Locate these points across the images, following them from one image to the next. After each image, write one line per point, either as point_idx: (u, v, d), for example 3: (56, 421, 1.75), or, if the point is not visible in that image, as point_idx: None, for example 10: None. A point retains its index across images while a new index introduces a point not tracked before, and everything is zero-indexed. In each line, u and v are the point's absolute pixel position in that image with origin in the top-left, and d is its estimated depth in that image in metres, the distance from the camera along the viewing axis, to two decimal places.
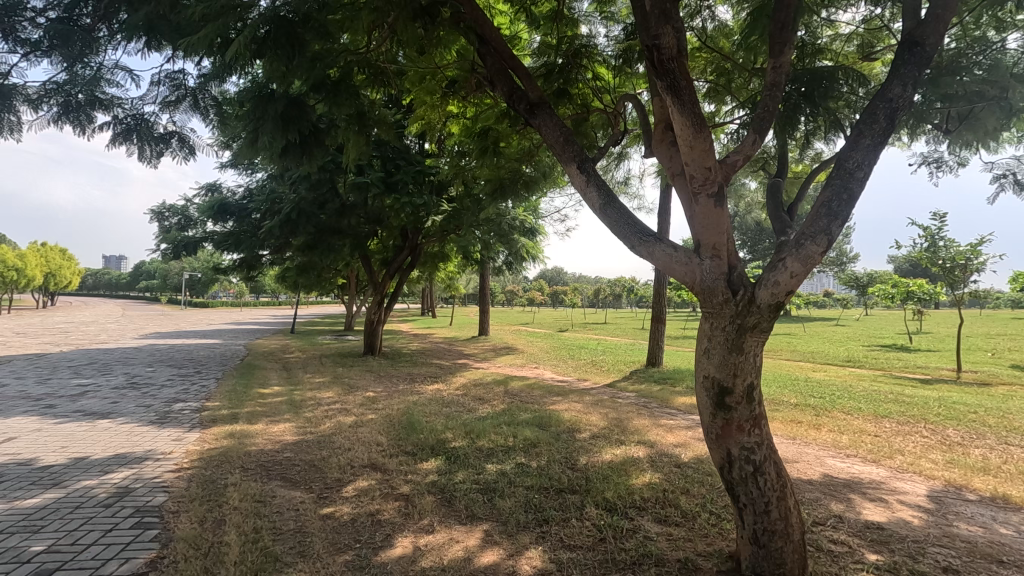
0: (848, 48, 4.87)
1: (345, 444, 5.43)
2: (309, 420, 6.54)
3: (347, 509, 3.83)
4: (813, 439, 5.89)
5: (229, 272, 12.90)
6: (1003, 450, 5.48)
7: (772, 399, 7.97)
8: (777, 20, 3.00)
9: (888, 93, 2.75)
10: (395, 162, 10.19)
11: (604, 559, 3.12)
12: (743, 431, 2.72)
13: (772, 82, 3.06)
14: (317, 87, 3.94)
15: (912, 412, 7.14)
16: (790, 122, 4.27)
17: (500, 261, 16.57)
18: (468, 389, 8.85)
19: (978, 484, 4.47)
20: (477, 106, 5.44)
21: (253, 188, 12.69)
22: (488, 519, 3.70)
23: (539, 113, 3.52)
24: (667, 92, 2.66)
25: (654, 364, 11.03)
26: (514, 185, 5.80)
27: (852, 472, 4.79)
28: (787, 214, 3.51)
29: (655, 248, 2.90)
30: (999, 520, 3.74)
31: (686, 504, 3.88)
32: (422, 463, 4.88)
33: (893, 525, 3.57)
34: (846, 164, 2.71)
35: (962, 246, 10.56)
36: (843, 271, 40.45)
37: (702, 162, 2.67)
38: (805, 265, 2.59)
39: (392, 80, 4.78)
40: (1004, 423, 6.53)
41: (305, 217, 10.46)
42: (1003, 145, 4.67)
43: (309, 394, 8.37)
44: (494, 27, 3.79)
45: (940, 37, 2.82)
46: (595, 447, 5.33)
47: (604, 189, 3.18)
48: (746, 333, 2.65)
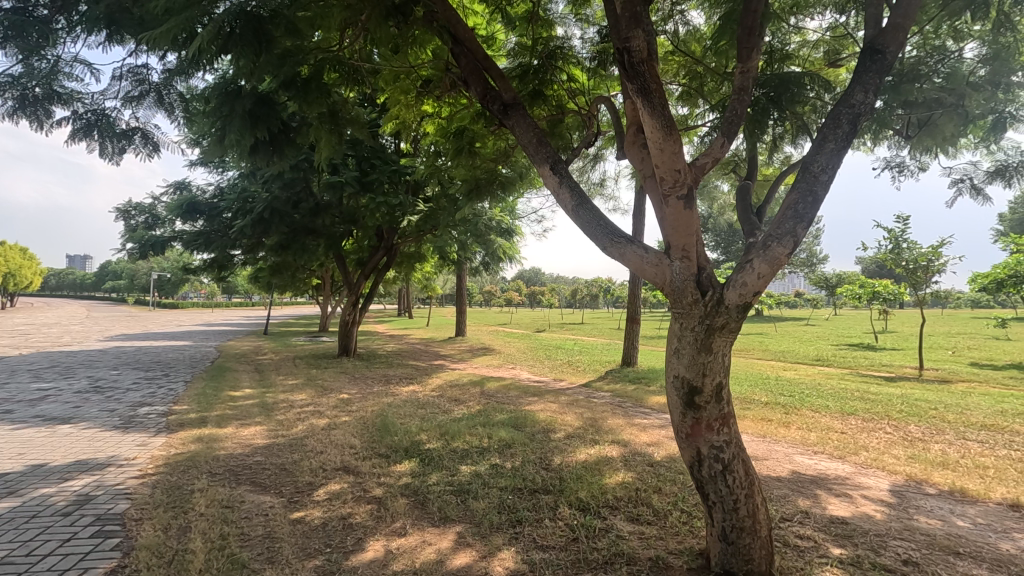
0: (815, 54, 5.00)
1: (317, 447, 5.35)
2: (281, 423, 6.43)
3: (318, 514, 3.77)
4: (782, 437, 6.02)
5: (199, 272, 12.61)
6: (961, 445, 5.69)
7: (744, 398, 8.08)
8: (744, 25, 3.03)
9: (851, 99, 2.82)
10: (371, 162, 10.08)
11: (576, 559, 3.13)
12: (713, 429, 2.76)
13: (740, 87, 3.10)
14: (286, 85, 3.86)
15: (876, 409, 7.34)
16: (758, 125, 4.35)
17: (477, 261, 16.54)
18: (444, 390, 8.83)
19: (937, 479, 4.61)
20: (453, 105, 5.44)
21: (223, 187, 12.41)
22: (461, 520, 3.69)
23: (512, 114, 3.53)
24: (637, 95, 2.67)
25: (628, 364, 11.14)
26: (490, 185, 5.75)
27: (819, 469, 4.91)
28: (756, 217, 3.57)
29: (626, 248, 2.94)
30: (956, 513, 3.88)
31: (657, 503, 3.92)
32: (396, 465, 4.84)
33: (856, 520, 3.66)
34: (812, 168, 2.77)
35: (924, 248, 10.91)
36: (813, 271, 41.44)
37: (672, 164, 2.69)
38: (772, 266, 2.64)
39: (365, 79, 4.75)
40: (962, 419, 6.76)
41: (278, 217, 10.31)
42: (962, 151, 4.83)
43: (282, 396, 8.23)
44: (467, 27, 3.74)
45: (900, 45, 2.89)
46: (569, 448, 5.35)
47: (576, 190, 3.20)
48: (715, 333, 2.69)
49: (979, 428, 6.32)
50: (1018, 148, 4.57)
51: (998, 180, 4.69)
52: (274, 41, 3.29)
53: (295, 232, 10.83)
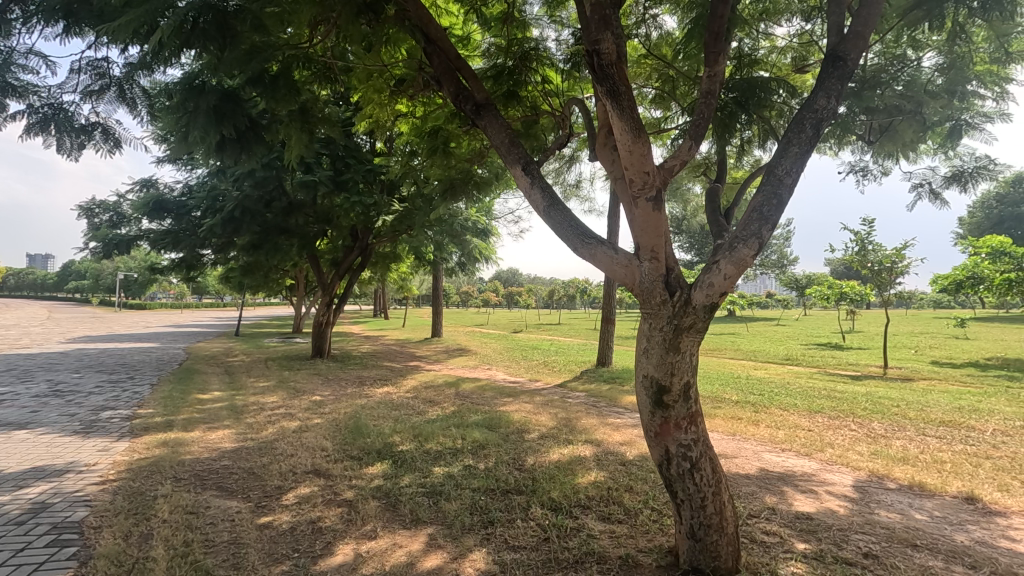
0: (783, 59, 5.13)
1: (287, 450, 5.26)
2: (250, 426, 6.30)
3: (286, 518, 3.71)
4: (751, 435, 6.13)
5: (167, 272, 12.29)
6: (921, 441, 5.88)
7: (715, 397, 8.22)
8: (711, 30, 3.07)
9: (814, 104, 2.89)
10: (346, 161, 9.96)
11: (546, 559, 3.14)
12: (681, 428, 2.79)
13: (707, 90, 3.16)
14: (253, 81, 3.78)
15: (842, 406, 7.54)
16: (727, 129, 4.40)
17: (454, 261, 16.48)
18: (419, 391, 8.79)
19: (898, 474, 4.76)
20: (428, 105, 5.40)
21: (192, 184, 12.08)
22: (433, 522, 3.67)
23: (484, 114, 3.53)
24: (606, 97, 2.69)
25: (604, 364, 11.24)
26: (464, 185, 5.70)
27: (786, 466, 5.01)
28: (725, 219, 3.63)
29: (597, 250, 2.97)
30: (914, 507, 4.01)
31: (628, 502, 3.96)
32: (367, 468, 4.79)
33: (820, 515, 3.76)
34: (776, 171, 2.83)
35: (888, 251, 11.26)
36: (784, 271, 42.40)
37: (641, 166, 2.71)
38: (738, 267, 2.69)
39: (338, 76, 4.68)
40: (922, 415, 6.98)
41: (250, 216, 10.10)
42: (922, 156, 4.99)
43: (251, 399, 8.07)
44: (439, 25, 3.72)
45: (861, 52, 2.97)
46: (543, 448, 5.37)
47: (548, 190, 3.22)
48: (682, 333, 2.73)
49: (939, 424, 6.55)
50: (973, 155, 4.73)
51: (955, 185, 4.86)
52: (240, 36, 3.23)
53: (267, 231, 10.65)
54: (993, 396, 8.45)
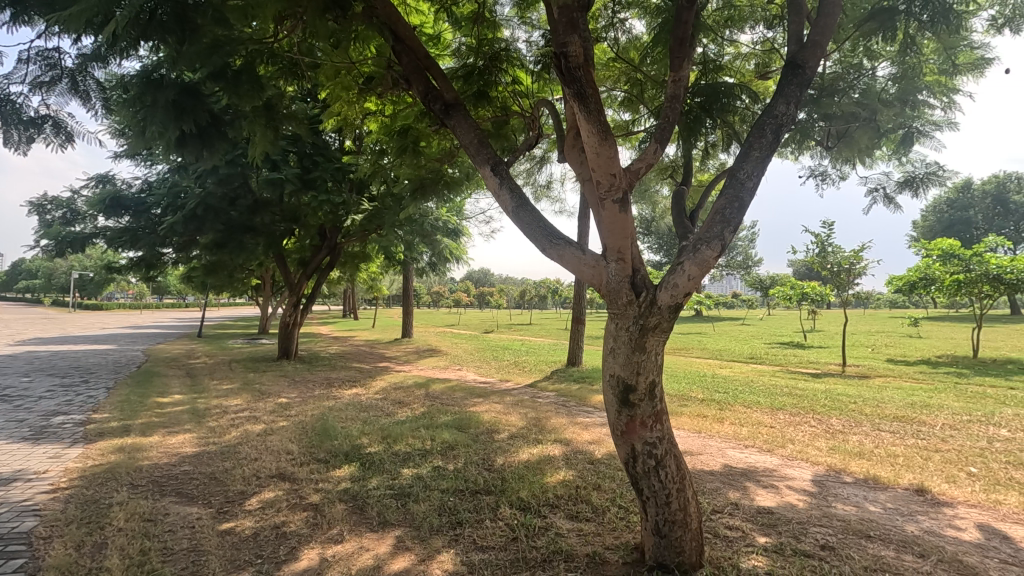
0: (747, 65, 5.26)
1: (251, 454, 5.13)
2: (212, 430, 6.13)
3: (249, 524, 3.62)
4: (716, 432, 6.27)
5: (125, 271, 11.86)
6: (876, 436, 6.11)
7: (681, 396, 8.38)
8: (676, 35, 3.13)
9: (774, 110, 2.97)
10: (314, 158, 9.79)
11: (514, 559, 3.15)
12: (647, 426, 2.84)
13: (672, 95, 3.22)
14: (215, 76, 3.67)
15: (802, 404, 7.78)
16: (692, 132, 4.50)
17: (424, 261, 16.37)
18: (388, 392, 8.69)
19: (854, 468, 4.94)
20: (397, 104, 5.37)
21: (152, 180, 11.68)
22: (400, 524, 3.63)
23: (454, 114, 3.53)
24: (574, 99, 2.72)
25: (574, 364, 11.33)
26: (435, 185, 5.69)
27: (749, 462, 5.14)
28: (690, 221, 3.70)
29: (565, 251, 2.99)
30: (869, 499, 4.16)
31: (596, 500, 4.00)
32: (334, 470, 4.72)
33: (781, 509, 3.87)
34: (738, 174, 2.90)
35: (846, 252, 11.65)
36: (749, 272, 43.47)
37: (607, 168, 2.74)
38: (701, 268, 2.75)
39: (305, 72, 4.60)
40: (877, 411, 7.26)
41: (213, 213, 9.83)
42: (877, 161, 5.18)
43: (214, 402, 7.86)
44: (408, 24, 3.69)
45: (819, 61, 3.07)
46: (512, 448, 5.38)
47: (516, 191, 3.23)
48: (648, 333, 2.78)
49: (893, 420, 6.81)
50: (923, 161, 4.95)
51: (907, 190, 5.06)
52: (200, 29, 3.14)
53: (232, 230, 10.37)
54: (942, 393, 8.84)
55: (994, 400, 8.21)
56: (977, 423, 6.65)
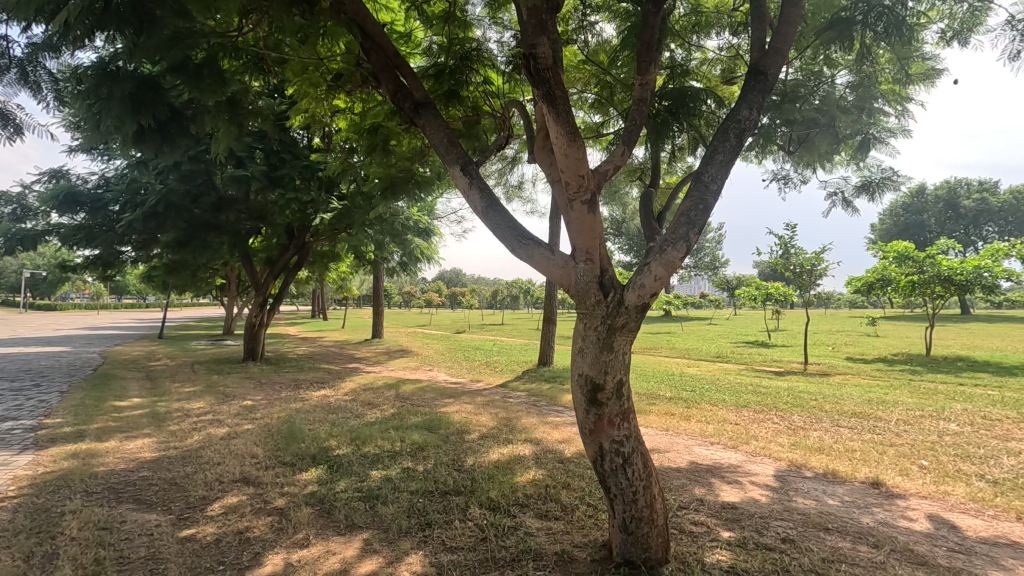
0: (713, 71, 5.37)
1: (214, 459, 5.00)
2: (173, 434, 5.95)
3: (211, 530, 3.53)
4: (683, 430, 6.39)
5: (80, 270, 11.38)
6: (835, 431, 6.33)
7: (650, 394, 8.51)
8: (643, 40, 3.18)
9: (738, 115, 3.04)
10: (281, 155, 9.59)
11: (483, 559, 3.15)
12: (614, 425, 2.87)
13: (639, 98, 3.27)
14: (175, 69, 3.56)
15: (766, 401, 7.99)
16: (660, 136, 4.56)
17: (395, 261, 16.22)
18: (358, 394, 8.58)
19: (814, 462, 5.10)
20: (367, 102, 5.31)
21: (109, 176, 11.24)
22: (368, 527, 3.59)
23: (423, 113, 3.51)
24: (543, 100, 2.73)
25: (545, 364, 11.39)
26: (406, 184, 5.60)
27: (714, 458, 5.26)
28: (658, 223, 3.76)
29: (535, 251, 3.01)
30: (828, 493, 4.31)
31: (565, 498, 4.03)
32: (301, 473, 4.64)
33: (744, 504, 3.97)
34: (703, 177, 2.96)
35: (808, 255, 12.03)
36: (716, 273, 44.39)
37: (576, 170, 2.75)
38: (668, 269, 2.80)
39: (271, 67, 4.50)
40: (837, 408, 7.51)
41: (175, 211, 9.52)
42: (836, 166, 5.35)
43: (175, 405, 7.62)
44: (377, 21, 3.64)
45: (780, 68, 3.16)
46: (483, 448, 5.38)
47: (486, 191, 3.23)
48: (616, 332, 2.82)
49: (850, 416, 7.06)
50: (879, 166, 5.14)
51: (864, 194, 5.25)
52: (159, 21, 3.04)
53: (195, 228, 10.08)
54: (896, 389, 9.20)
55: (944, 396, 8.59)
56: (929, 418, 6.94)
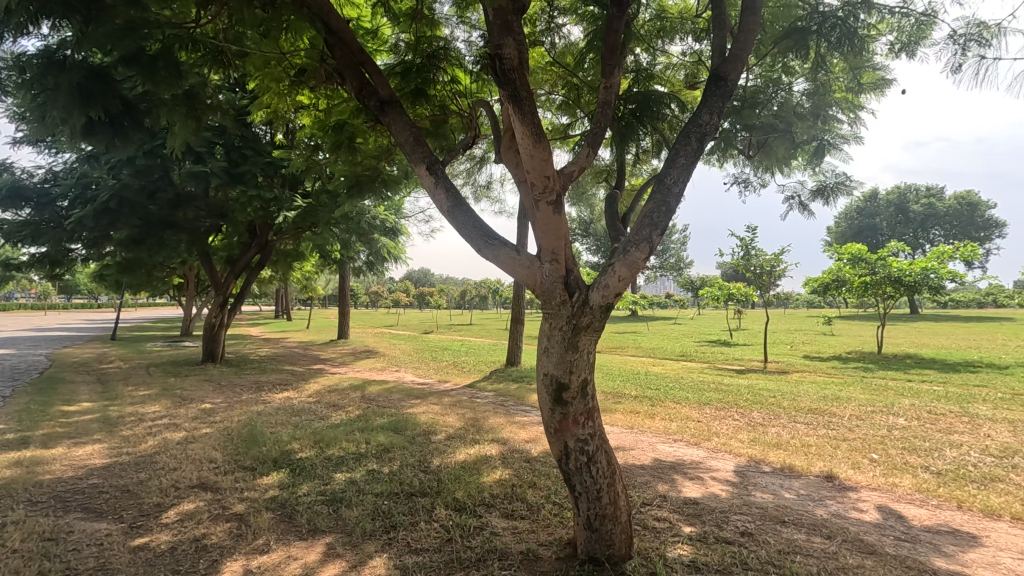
0: (677, 76, 5.48)
1: (169, 464, 4.83)
2: (126, 440, 5.72)
3: (166, 537, 3.41)
4: (647, 427, 6.50)
5: (25, 268, 10.82)
6: (792, 427, 6.54)
7: (615, 393, 8.63)
8: (608, 43, 3.21)
9: (699, 119, 3.11)
10: (242, 151, 9.32)
11: (449, 560, 3.14)
12: (579, 423, 2.90)
13: (604, 100, 3.31)
14: (128, 61, 3.42)
15: (727, 398, 8.21)
16: (624, 139, 4.63)
17: (361, 261, 16.00)
18: (322, 395, 8.41)
19: (772, 458, 5.26)
20: (332, 99, 5.22)
21: (58, 170, 10.72)
22: (332, 531, 3.53)
23: (389, 111, 3.47)
24: (509, 101, 2.74)
25: (512, 364, 11.41)
26: (372, 183, 5.52)
27: (677, 455, 5.37)
28: (623, 224, 3.81)
29: (501, 251, 3.01)
30: (785, 487, 4.45)
31: (531, 498, 4.04)
32: (262, 478, 4.52)
33: (705, 500, 4.06)
34: (666, 180, 3.02)
35: (767, 256, 12.40)
36: (681, 274, 45.31)
37: (542, 170, 2.77)
38: (631, 270, 2.85)
39: (231, 61, 4.38)
40: (794, 404, 7.76)
41: (129, 207, 9.15)
42: (793, 170, 5.53)
43: (128, 409, 7.32)
44: (342, 17, 3.57)
45: (740, 74, 3.24)
46: (449, 449, 5.35)
47: (452, 190, 3.21)
48: (581, 332, 2.85)
49: (807, 412, 7.32)
50: (833, 172, 5.34)
51: (819, 198, 5.45)
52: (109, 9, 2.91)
53: (151, 225, 9.72)
54: (850, 386, 9.58)
55: (894, 392, 8.98)
56: (879, 413, 7.24)
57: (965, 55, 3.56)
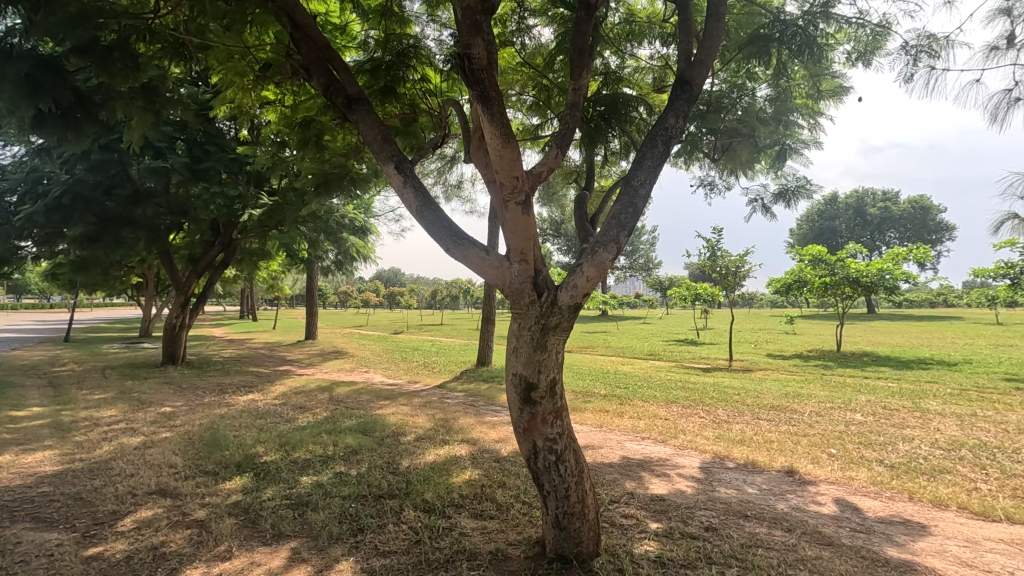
0: (645, 79, 5.56)
1: (126, 470, 4.66)
2: (79, 445, 5.49)
3: (121, 546, 3.29)
4: (616, 426, 6.59)
5: None
6: (755, 424, 6.72)
7: (585, 392, 8.70)
8: (576, 46, 3.23)
9: (665, 123, 3.17)
10: (204, 147, 9.05)
11: (417, 561, 3.12)
12: (547, 422, 2.92)
13: (572, 102, 3.34)
14: (81, 51, 3.30)
15: (693, 396, 8.38)
16: (593, 141, 4.68)
17: (329, 260, 15.74)
18: (287, 397, 8.25)
19: (736, 454, 5.39)
20: (298, 95, 5.13)
21: (6, 163, 10.21)
22: (297, 536, 3.47)
23: (356, 108, 3.42)
24: (478, 101, 2.74)
25: (483, 364, 11.40)
26: (341, 181, 5.41)
27: (645, 453, 5.45)
28: (591, 225, 3.85)
29: (469, 251, 3.01)
30: (748, 482, 4.57)
31: (501, 497, 4.05)
32: (224, 483, 4.41)
33: (671, 496, 4.14)
34: (633, 182, 3.07)
35: (732, 257, 12.71)
36: (650, 274, 46.01)
37: (511, 171, 2.78)
38: (599, 270, 2.88)
39: (193, 54, 4.25)
40: (757, 401, 7.97)
41: (83, 203, 8.79)
42: (757, 174, 5.68)
43: (81, 414, 7.03)
44: (308, 12, 3.50)
45: (704, 79, 3.31)
46: (418, 450, 5.31)
47: (420, 190, 3.19)
48: (549, 332, 2.87)
49: (769, 409, 7.53)
50: (794, 176, 5.50)
51: (781, 201, 5.61)
52: None
53: (107, 222, 9.35)
54: (811, 383, 9.89)
55: (852, 388, 9.32)
56: (838, 409, 7.50)
57: (917, 65, 3.71)
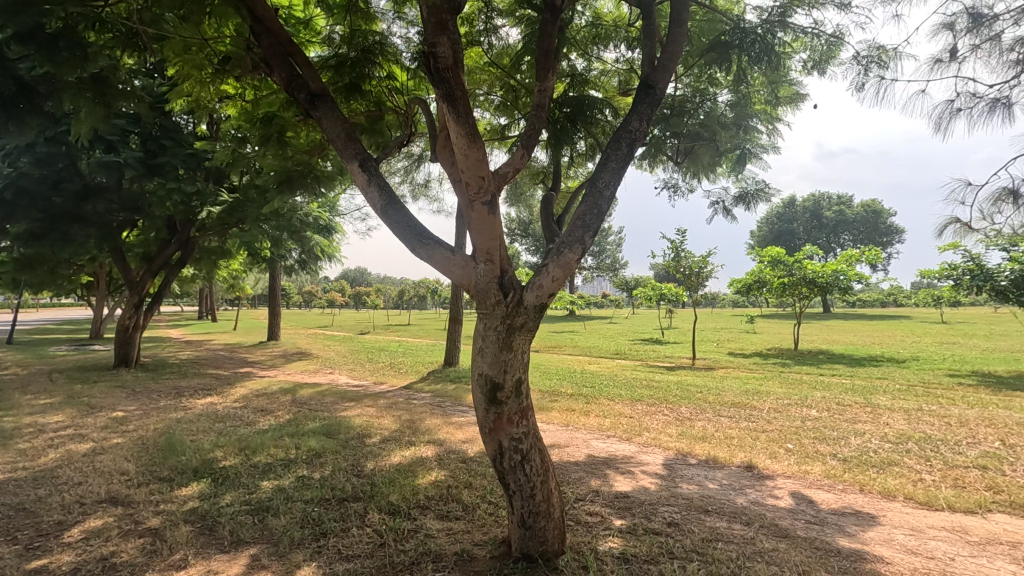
0: (611, 82, 5.63)
1: (74, 478, 4.45)
2: (21, 454, 5.20)
3: (68, 558, 3.14)
4: (582, 424, 6.65)
5: None
6: (717, 420, 6.90)
7: (552, 391, 8.75)
8: (541, 47, 3.24)
9: (629, 126, 3.21)
10: (160, 142, 8.73)
11: (381, 564, 3.08)
12: (513, 422, 2.92)
13: (538, 104, 3.36)
14: (22, 37, 3.18)
15: (657, 395, 8.54)
16: (559, 142, 4.72)
17: (292, 259, 15.39)
18: (248, 400, 8.02)
19: (698, 450, 5.51)
20: (260, 90, 5.00)
21: None
22: (256, 542, 3.38)
23: (319, 105, 3.35)
24: (443, 100, 2.73)
25: (450, 364, 11.35)
26: (304, 179, 5.12)
27: (610, 451, 5.52)
28: (557, 225, 3.88)
29: (435, 251, 2.99)
30: (709, 478, 4.68)
31: (467, 498, 4.04)
32: (180, 489, 4.26)
33: (635, 493, 4.20)
34: (598, 183, 3.10)
35: (696, 258, 13.01)
36: (616, 275, 46.63)
37: (476, 170, 2.77)
38: (565, 270, 2.91)
39: (147, 45, 4.10)
40: (719, 399, 8.17)
41: (27, 198, 8.35)
42: (718, 177, 5.82)
43: (25, 420, 6.67)
44: (267, 5, 3.39)
45: (667, 84, 3.36)
46: (384, 452, 5.25)
47: (385, 189, 3.16)
48: (515, 332, 2.87)
49: (730, 406, 7.74)
50: (754, 179, 5.67)
51: (741, 204, 5.77)
52: None
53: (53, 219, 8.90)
54: (769, 380, 10.21)
55: (808, 385, 9.66)
56: (795, 405, 7.77)
57: (868, 74, 3.87)
